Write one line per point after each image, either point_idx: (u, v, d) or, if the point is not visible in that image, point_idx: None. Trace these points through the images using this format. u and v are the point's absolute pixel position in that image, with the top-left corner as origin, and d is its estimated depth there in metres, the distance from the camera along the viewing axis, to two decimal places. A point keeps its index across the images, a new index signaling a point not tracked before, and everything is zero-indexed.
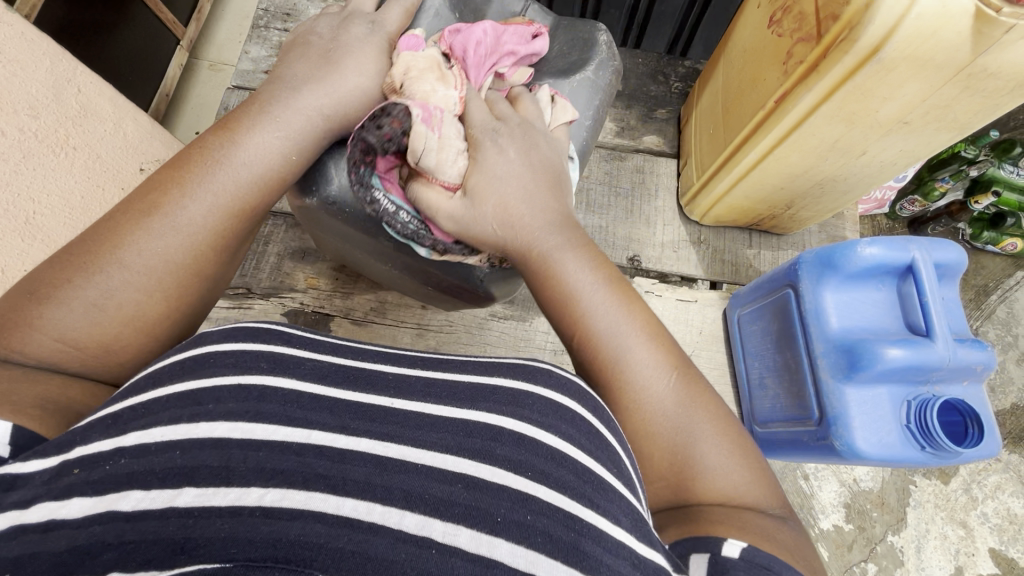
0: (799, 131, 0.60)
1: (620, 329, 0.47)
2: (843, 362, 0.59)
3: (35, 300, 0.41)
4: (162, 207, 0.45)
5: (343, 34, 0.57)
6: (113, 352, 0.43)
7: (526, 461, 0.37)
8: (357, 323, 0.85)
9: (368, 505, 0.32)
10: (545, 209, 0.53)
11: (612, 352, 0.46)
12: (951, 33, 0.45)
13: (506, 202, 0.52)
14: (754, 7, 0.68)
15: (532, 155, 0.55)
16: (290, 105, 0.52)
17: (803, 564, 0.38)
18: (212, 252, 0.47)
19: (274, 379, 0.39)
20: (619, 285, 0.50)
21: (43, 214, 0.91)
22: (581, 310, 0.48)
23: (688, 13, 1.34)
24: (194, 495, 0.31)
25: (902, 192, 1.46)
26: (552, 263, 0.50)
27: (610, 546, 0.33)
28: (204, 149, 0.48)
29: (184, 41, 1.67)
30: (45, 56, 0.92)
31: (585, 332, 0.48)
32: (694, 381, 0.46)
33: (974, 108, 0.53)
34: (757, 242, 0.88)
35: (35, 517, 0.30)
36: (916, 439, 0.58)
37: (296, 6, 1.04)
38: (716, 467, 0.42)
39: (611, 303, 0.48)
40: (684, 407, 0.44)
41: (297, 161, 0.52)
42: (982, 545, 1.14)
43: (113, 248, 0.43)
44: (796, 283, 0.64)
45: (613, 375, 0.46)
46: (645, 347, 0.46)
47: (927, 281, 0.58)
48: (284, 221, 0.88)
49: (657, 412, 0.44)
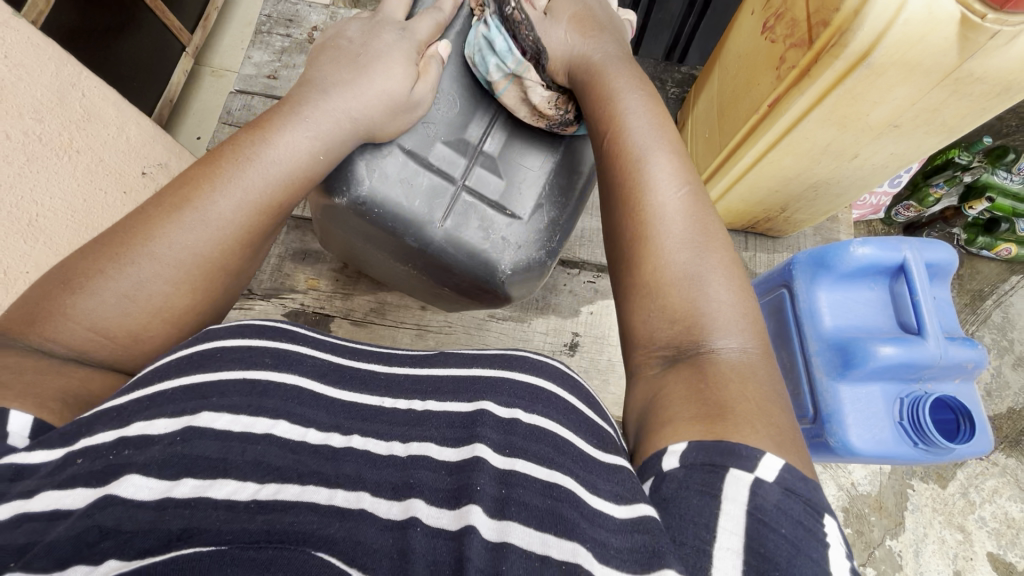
0: (792, 134, 0.62)
1: (649, 130, 0.50)
2: (837, 359, 0.60)
3: (67, 289, 0.41)
4: (193, 201, 0.46)
5: (373, 39, 0.59)
6: (140, 343, 0.44)
7: (504, 440, 0.37)
8: (356, 323, 0.86)
9: (357, 495, 0.34)
10: (607, 36, 0.59)
11: (636, 150, 0.49)
12: (938, 39, 0.47)
13: (578, 19, 0.60)
14: (748, 15, 0.69)
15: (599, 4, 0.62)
16: (320, 107, 0.53)
17: (769, 436, 0.35)
18: (238, 246, 0.48)
19: (277, 375, 0.41)
20: (659, 102, 0.53)
21: (46, 216, 0.91)
22: (618, 111, 0.52)
23: (685, 21, 1.36)
24: (192, 487, 0.32)
25: (897, 198, 1.47)
26: (603, 70, 0.56)
27: (586, 514, 0.33)
28: (236, 147, 0.49)
29: (189, 48, 1.70)
30: (51, 61, 0.93)
31: (623, 140, 0.51)
32: (706, 201, 0.48)
33: (962, 112, 0.54)
34: (753, 245, 0.90)
35: (40, 505, 0.30)
36: (908, 435, 0.58)
37: (299, 12, 1.05)
38: (702, 279, 0.43)
39: (651, 116, 0.52)
40: (686, 212, 0.46)
41: (322, 162, 0.53)
42: (980, 549, 1.14)
43: (144, 240, 0.43)
44: (790, 282, 0.66)
45: (630, 175, 0.49)
46: (665, 154, 0.49)
47: (918, 279, 0.59)
48: (285, 223, 0.90)
49: (663, 212, 0.46)
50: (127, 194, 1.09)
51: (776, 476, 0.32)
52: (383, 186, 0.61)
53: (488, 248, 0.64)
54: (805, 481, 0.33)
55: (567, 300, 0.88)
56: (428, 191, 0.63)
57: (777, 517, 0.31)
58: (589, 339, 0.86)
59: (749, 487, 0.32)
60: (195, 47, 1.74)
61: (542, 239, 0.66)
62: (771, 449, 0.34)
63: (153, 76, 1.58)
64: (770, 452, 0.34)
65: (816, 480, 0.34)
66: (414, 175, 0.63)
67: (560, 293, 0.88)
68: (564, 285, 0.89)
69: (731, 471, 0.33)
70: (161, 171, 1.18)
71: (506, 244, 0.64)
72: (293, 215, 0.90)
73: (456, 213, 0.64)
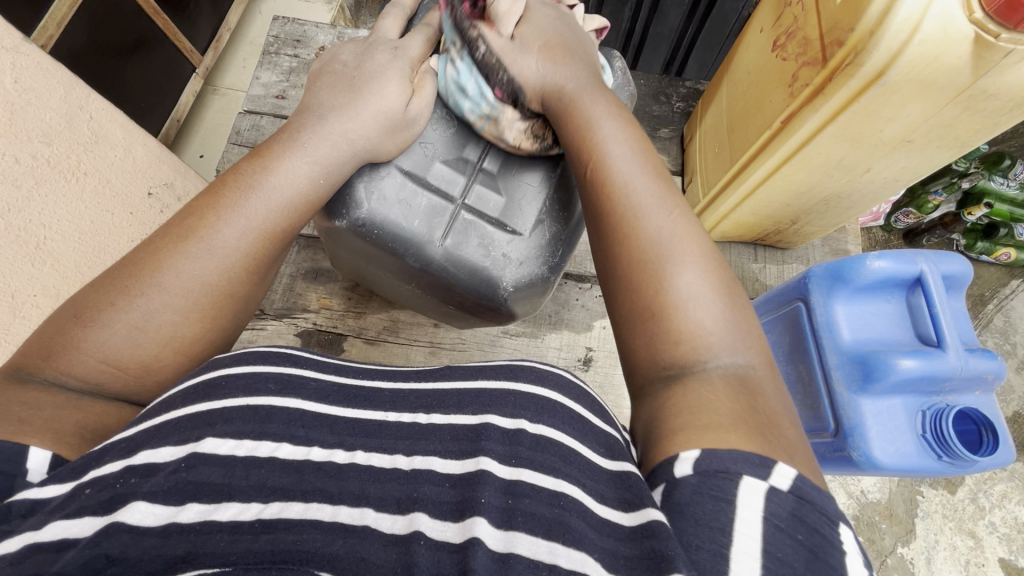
0: (805, 150, 0.62)
1: (630, 156, 0.49)
2: (857, 373, 0.60)
3: (79, 323, 0.41)
4: (198, 232, 0.46)
5: (367, 61, 0.58)
6: (152, 373, 0.43)
7: (512, 452, 0.36)
8: (369, 342, 0.85)
9: (360, 510, 0.33)
10: (577, 64, 0.57)
11: (620, 177, 0.48)
12: (952, 57, 0.48)
13: (550, 48, 0.57)
14: (756, 32, 0.71)
15: (568, 25, 0.60)
16: (318, 132, 0.53)
17: (779, 447, 0.34)
18: (245, 274, 0.48)
19: (282, 400, 0.40)
20: (634, 126, 0.52)
21: (52, 238, 0.91)
22: (595, 138, 0.51)
23: (684, 35, 1.38)
24: (198, 512, 0.32)
25: (896, 205, 1.50)
26: (578, 99, 0.54)
27: (595, 524, 0.33)
28: (238, 177, 0.49)
29: (200, 69, 1.74)
30: (60, 84, 0.93)
31: (598, 159, 0.49)
32: (692, 218, 0.46)
33: (974, 127, 0.55)
34: (762, 257, 0.90)
35: (49, 535, 0.29)
36: (932, 448, 0.58)
37: (306, 33, 1.06)
38: (697, 299, 0.41)
39: (626, 135, 0.51)
40: (680, 235, 0.44)
41: (324, 185, 0.53)
42: (991, 555, 1.13)
43: (152, 271, 0.43)
44: (807, 295, 0.66)
45: (616, 198, 0.47)
46: (650, 178, 0.48)
47: (936, 291, 0.60)
48: (297, 243, 0.89)
49: (657, 240, 0.44)
50: (132, 215, 1.08)
51: (793, 486, 0.31)
52: (382, 207, 0.61)
53: (489, 266, 0.63)
54: (818, 490, 0.32)
55: (580, 314, 0.88)
56: (427, 210, 0.62)
57: (793, 523, 0.30)
58: (603, 354, 0.86)
59: (764, 495, 0.31)
60: (207, 69, 1.78)
61: (544, 254, 0.65)
62: (784, 459, 0.33)
63: (164, 98, 1.62)
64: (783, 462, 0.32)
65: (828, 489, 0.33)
66: (414, 195, 0.62)
67: (572, 308, 0.88)
68: (575, 300, 0.89)
69: (748, 479, 0.31)
70: (167, 190, 1.18)
71: (508, 261, 0.63)
72: (303, 234, 0.90)
73: (456, 232, 0.63)
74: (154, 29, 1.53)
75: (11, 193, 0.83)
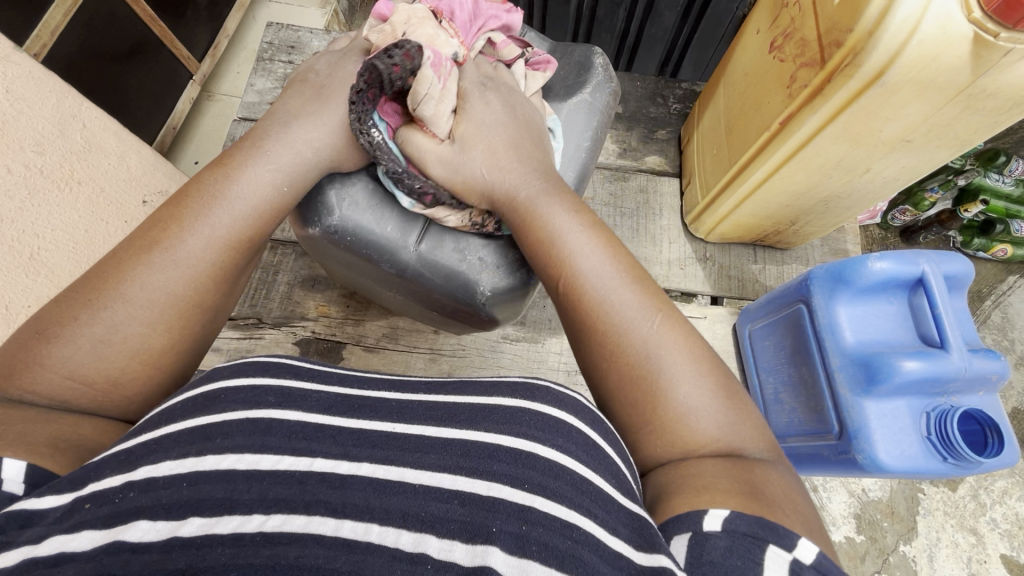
0: (804, 151, 0.62)
1: (603, 269, 0.47)
2: (860, 375, 0.60)
3: (42, 339, 0.41)
4: (161, 243, 0.45)
5: (338, 70, 0.57)
6: (120, 388, 0.42)
7: (524, 475, 0.36)
8: (369, 349, 0.85)
9: (366, 525, 0.32)
10: (528, 164, 0.56)
11: (597, 294, 0.46)
12: (951, 57, 0.47)
13: (495, 150, 0.56)
14: (753, 32, 0.70)
15: (517, 110, 0.60)
16: (282, 140, 0.53)
17: (799, 522, 0.35)
18: (212, 284, 0.47)
19: (282, 413, 0.39)
20: (600, 229, 0.51)
21: (47, 249, 0.90)
22: (564, 252, 0.49)
23: (679, 35, 1.38)
24: (199, 525, 0.31)
25: (892, 203, 1.50)
26: (535, 208, 0.53)
27: (607, 557, 0.32)
28: (200, 186, 0.49)
29: (196, 76, 1.73)
30: (52, 93, 0.92)
31: (569, 276, 0.48)
32: (677, 320, 0.45)
33: (973, 127, 0.55)
34: (762, 257, 0.90)
35: (47, 549, 0.29)
36: (938, 450, 0.58)
37: (301, 39, 1.06)
38: (697, 409, 0.41)
39: (594, 244, 0.49)
40: (669, 344, 0.43)
41: (288, 193, 0.52)
42: (993, 551, 1.14)
43: (115, 284, 0.43)
44: (808, 297, 0.66)
45: (597, 314, 0.46)
46: (628, 288, 0.46)
47: (938, 293, 0.60)
48: (293, 250, 0.89)
49: (647, 355, 0.43)
50: (127, 223, 1.07)
51: (816, 558, 0.32)
52: (355, 213, 0.60)
53: (465, 270, 0.62)
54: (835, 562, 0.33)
55: None
56: (400, 216, 0.62)
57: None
58: None
59: (788, 566, 0.32)
60: (204, 76, 1.78)
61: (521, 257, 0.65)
62: (804, 535, 0.34)
63: (160, 105, 1.62)
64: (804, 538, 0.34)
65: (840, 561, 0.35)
66: (385, 202, 0.61)
67: None
68: None
69: (773, 548, 0.32)
70: (161, 198, 1.17)
71: (484, 266, 0.62)
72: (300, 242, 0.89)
73: (431, 237, 0.62)
74: (151, 37, 1.53)
75: (4, 204, 0.83)
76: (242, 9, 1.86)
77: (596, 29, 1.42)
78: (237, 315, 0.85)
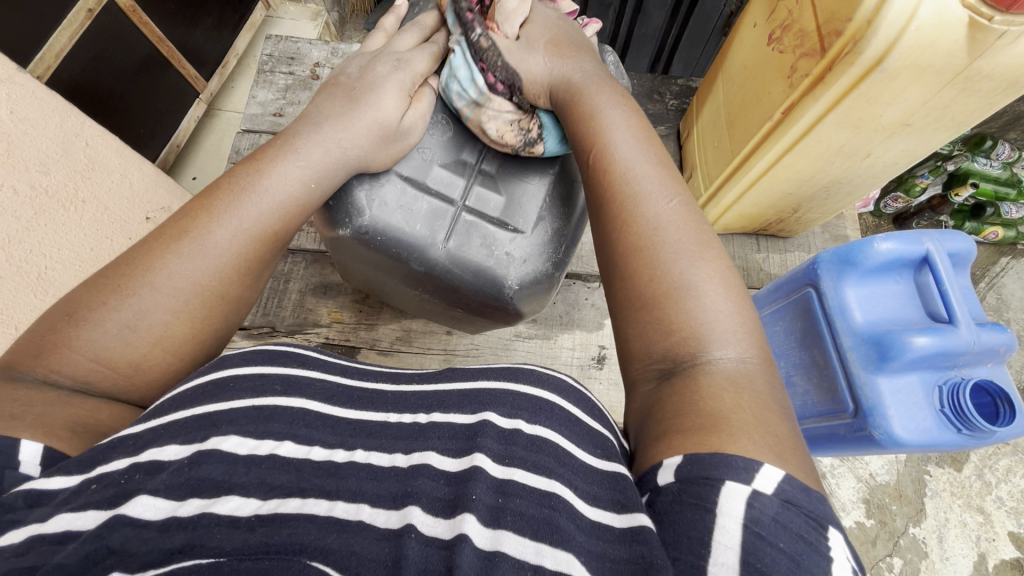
0: (807, 139, 0.64)
1: (635, 145, 0.49)
2: (873, 353, 0.61)
3: (72, 322, 0.41)
4: (189, 232, 0.46)
5: (369, 72, 0.59)
6: (141, 373, 0.43)
7: (507, 450, 0.36)
8: (383, 352, 0.86)
9: (357, 505, 0.33)
10: (571, 62, 0.58)
11: (622, 162, 0.48)
12: (948, 42, 0.49)
13: (547, 50, 0.59)
14: (751, 27, 0.72)
15: (569, 28, 0.62)
16: (311, 139, 0.54)
17: (767, 445, 0.33)
18: (235, 275, 0.48)
19: (287, 400, 0.40)
20: (639, 117, 0.52)
21: (54, 268, 0.90)
22: (601, 124, 0.51)
23: (667, 34, 1.41)
24: (197, 506, 0.31)
25: (884, 191, 1.53)
26: (586, 89, 0.55)
27: (585, 526, 0.33)
28: (230, 179, 0.50)
29: (204, 95, 1.75)
30: (55, 113, 0.93)
31: (600, 142, 0.50)
32: (694, 207, 0.46)
33: (970, 108, 0.57)
34: (765, 246, 0.92)
35: (53, 527, 0.30)
36: (951, 422, 0.60)
37: (300, 50, 1.06)
38: (697, 289, 0.41)
39: (632, 126, 0.51)
40: (680, 223, 0.44)
41: (314, 190, 0.53)
42: (1001, 529, 1.16)
43: (143, 272, 0.44)
44: (816, 282, 0.68)
45: (617, 184, 0.47)
46: (653, 166, 0.48)
47: (944, 269, 0.62)
48: (303, 258, 0.90)
49: (655, 229, 0.44)
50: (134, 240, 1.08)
51: (778, 489, 0.31)
52: (383, 213, 0.61)
53: (493, 265, 0.63)
54: (807, 494, 0.31)
55: (591, 314, 0.88)
56: (428, 214, 0.63)
57: (774, 530, 0.29)
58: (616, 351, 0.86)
59: (747, 500, 0.30)
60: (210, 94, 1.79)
61: (548, 250, 0.66)
62: (769, 459, 0.32)
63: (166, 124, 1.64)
64: (767, 462, 0.32)
65: (818, 492, 0.32)
66: (414, 201, 0.63)
67: (583, 307, 0.89)
68: (585, 299, 0.89)
69: (730, 483, 0.31)
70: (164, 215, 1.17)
71: (511, 260, 0.64)
72: (310, 249, 0.90)
73: (458, 233, 0.63)
74: (158, 57, 1.56)
75: (10, 225, 0.83)
76: (252, 28, 1.88)
77: None
78: (251, 324, 0.86)
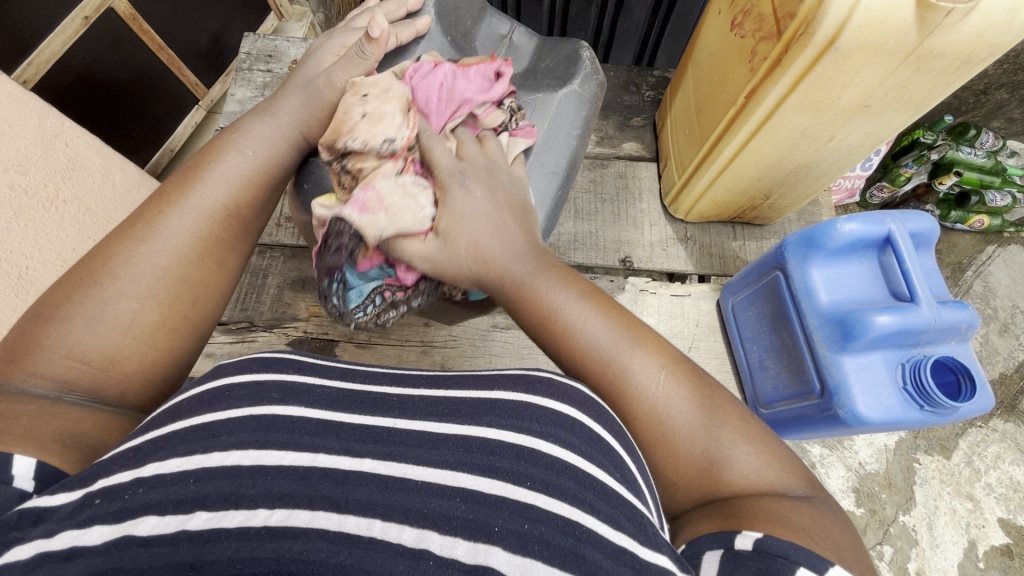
0: (770, 123, 0.65)
1: (605, 334, 0.48)
2: (837, 333, 0.62)
3: (42, 322, 0.44)
4: (145, 218, 0.49)
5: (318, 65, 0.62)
6: (118, 365, 0.45)
7: (525, 472, 0.36)
8: (361, 345, 0.86)
9: (368, 520, 0.32)
10: (515, 242, 0.53)
11: (602, 359, 0.47)
12: (897, 21, 0.50)
13: (478, 241, 0.53)
14: (715, 14, 0.73)
15: (498, 193, 0.56)
16: (253, 124, 0.58)
17: (829, 543, 0.37)
18: (197, 259, 0.50)
19: (283, 409, 0.39)
20: (595, 296, 0.50)
21: (35, 268, 0.90)
22: (565, 326, 0.49)
23: (650, 29, 1.41)
24: (206, 518, 0.30)
25: (869, 181, 1.52)
26: (528, 290, 0.51)
27: (611, 553, 0.32)
28: (182, 172, 0.53)
29: (204, 102, 1.76)
30: (33, 113, 0.94)
31: (570, 343, 0.49)
32: (687, 371, 0.47)
33: (927, 87, 0.57)
34: (741, 234, 0.92)
35: (59, 544, 0.29)
36: (914, 399, 0.61)
37: (278, 48, 1.07)
38: (728, 454, 0.42)
39: (592, 314, 0.49)
40: (682, 398, 0.45)
41: (252, 159, 0.55)
42: (991, 515, 1.15)
43: (106, 263, 0.46)
44: (783, 264, 0.68)
45: (608, 377, 0.47)
46: (635, 350, 0.47)
47: (905, 249, 0.62)
48: (281, 254, 0.90)
49: (659, 409, 0.45)
50: None
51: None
52: None
53: None
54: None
55: None
56: None
57: None
58: None
59: None
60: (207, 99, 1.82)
61: None
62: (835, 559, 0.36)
63: (161, 129, 1.66)
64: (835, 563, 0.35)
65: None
66: None
67: None
68: None
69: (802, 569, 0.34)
70: None
71: None
72: (288, 244, 0.91)
73: None
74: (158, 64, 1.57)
75: None
76: None
77: (569, 26, 1.47)
78: (230, 320, 0.86)
